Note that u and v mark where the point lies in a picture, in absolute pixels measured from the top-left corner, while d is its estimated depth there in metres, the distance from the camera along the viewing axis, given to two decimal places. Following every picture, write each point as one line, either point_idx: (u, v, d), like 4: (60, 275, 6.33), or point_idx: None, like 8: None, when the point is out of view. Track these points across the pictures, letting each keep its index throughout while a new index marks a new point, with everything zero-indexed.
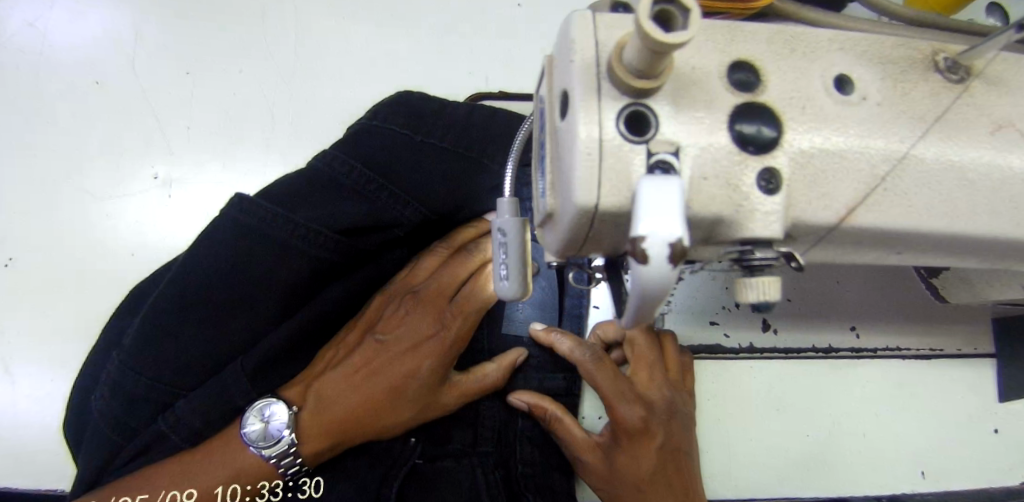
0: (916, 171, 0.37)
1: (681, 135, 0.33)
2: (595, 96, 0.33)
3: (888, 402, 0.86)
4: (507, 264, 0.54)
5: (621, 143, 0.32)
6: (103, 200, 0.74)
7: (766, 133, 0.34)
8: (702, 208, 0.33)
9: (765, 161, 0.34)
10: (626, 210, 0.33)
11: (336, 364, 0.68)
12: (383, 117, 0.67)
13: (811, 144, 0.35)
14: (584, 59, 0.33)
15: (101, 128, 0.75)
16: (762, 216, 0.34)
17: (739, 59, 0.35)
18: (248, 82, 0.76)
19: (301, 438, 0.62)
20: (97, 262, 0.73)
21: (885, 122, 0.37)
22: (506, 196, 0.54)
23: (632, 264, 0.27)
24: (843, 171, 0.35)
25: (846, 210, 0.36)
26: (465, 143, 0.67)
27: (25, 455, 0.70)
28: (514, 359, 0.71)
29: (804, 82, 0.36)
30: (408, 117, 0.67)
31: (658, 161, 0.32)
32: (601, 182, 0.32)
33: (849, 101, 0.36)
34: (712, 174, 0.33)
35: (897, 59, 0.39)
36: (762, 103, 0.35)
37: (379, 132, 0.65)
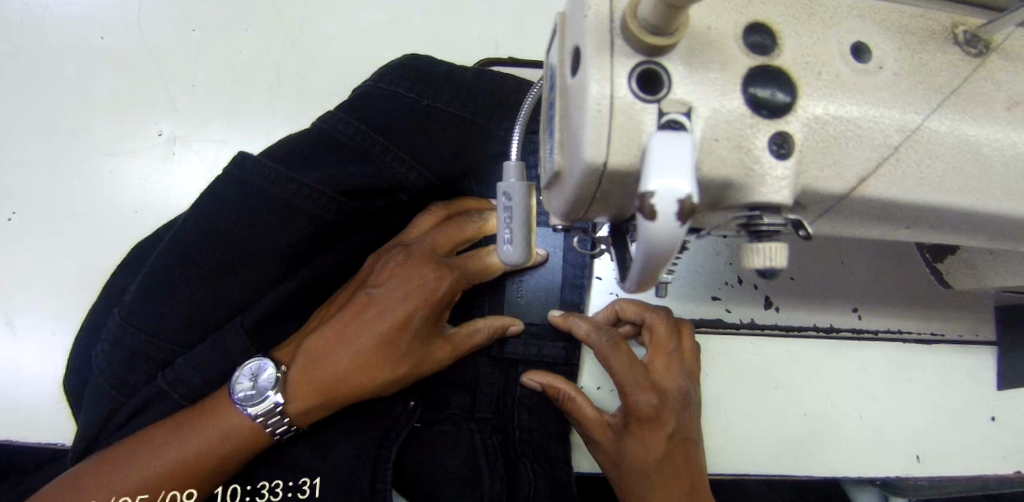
0: (929, 143, 0.36)
1: (694, 96, 0.33)
2: (607, 53, 0.32)
3: (885, 385, 0.86)
4: (511, 229, 0.54)
5: (632, 101, 0.32)
6: (108, 157, 0.74)
7: (780, 98, 0.34)
8: (713, 170, 0.33)
9: (777, 126, 0.34)
10: (634, 169, 0.32)
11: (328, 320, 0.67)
12: (387, 81, 0.66)
13: (826, 110, 0.34)
14: (598, 16, 0.33)
15: (106, 84, 0.74)
16: (773, 181, 0.33)
17: (754, 21, 0.35)
18: (255, 41, 0.75)
19: (288, 396, 0.62)
20: (102, 219, 0.73)
21: (901, 91, 0.36)
22: (512, 159, 0.54)
23: (640, 220, 0.27)
24: (856, 140, 0.35)
25: (856, 179, 0.35)
26: (467, 109, 0.67)
27: (31, 406, 0.71)
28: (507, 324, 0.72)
29: (821, 47, 0.35)
30: (413, 80, 0.67)
31: (669, 121, 0.32)
32: (609, 139, 0.32)
33: (867, 69, 0.36)
34: (724, 136, 0.33)
35: (919, 28, 0.38)
36: (776, 66, 0.34)
37: (380, 95, 0.65)
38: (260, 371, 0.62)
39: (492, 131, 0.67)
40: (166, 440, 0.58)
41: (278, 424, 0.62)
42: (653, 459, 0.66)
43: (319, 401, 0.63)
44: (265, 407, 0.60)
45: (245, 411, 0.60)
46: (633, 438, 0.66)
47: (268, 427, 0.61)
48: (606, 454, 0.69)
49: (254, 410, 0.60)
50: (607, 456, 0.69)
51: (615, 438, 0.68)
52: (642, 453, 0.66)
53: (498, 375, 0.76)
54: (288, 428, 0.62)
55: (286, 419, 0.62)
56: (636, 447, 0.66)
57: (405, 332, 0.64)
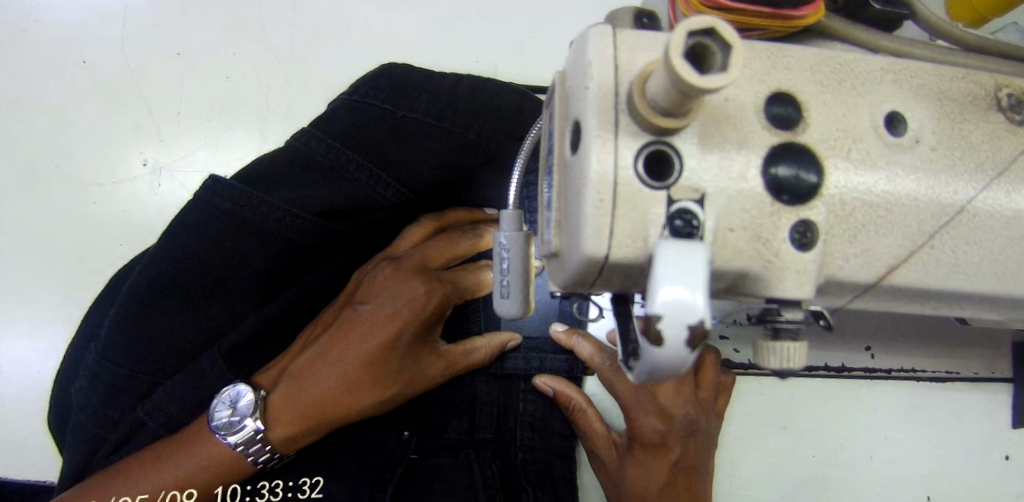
0: (968, 226, 0.33)
1: (708, 180, 0.29)
2: (611, 132, 0.28)
3: (899, 424, 0.83)
4: (507, 281, 0.50)
5: (638, 188, 0.28)
6: (90, 187, 0.70)
7: (805, 179, 0.30)
8: (727, 262, 0.30)
9: (801, 212, 0.30)
10: (640, 262, 0.29)
11: (313, 340, 0.61)
12: (363, 93, 0.60)
13: (855, 194, 0.31)
14: (601, 87, 0.29)
15: (87, 109, 0.71)
16: (795, 275, 0.30)
17: (777, 91, 0.31)
18: (243, 64, 0.71)
19: (269, 421, 0.56)
20: (85, 252, 0.70)
21: (938, 170, 0.32)
22: (509, 208, 0.50)
23: (643, 343, 0.24)
24: (887, 225, 0.31)
25: (887, 269, 0.32)
26: (447, 117, 0.59)
27: (13, 448, 0.68)
28: (504, 338, 0.69)
29: (851, 119, 0.32)
30: (390, 92, 0.60)
31: (679, 210, 0.29)
32: (612, 231, 0.28)
33: (901, 144, 0.32)
34: (741, 225, 0.29)
35: (957, 94, 0.34)
36: (801, 144, 0.30)
37: (353, 107, 0.58)
38: (240, 397, 0.55)
39: (484, 145, 0.60)
40: (136, 480, 0.53)
41: (260, 453, 0.55)
42: (655, 488, 0.64)
43: (304, 429, 0.56)
44: (246, 436, 0.54)
45: (225, 440, 0.53)
46: (637, 463, 0.64)
47: (250, 456, 0.55)
48: (606, 476, 0.67)
49: (235, 440, 0.54)
50: (608, 480, 0.66)
51: (619, 459, 0.65)
52: (643, 479, 0.64)
53: (497, 392, 0.72)
54: (271, 456, 0.56)
55: (269, 446, 0.55)
56: (638, 472, 0.64)
57: (394, 349, 0.58)
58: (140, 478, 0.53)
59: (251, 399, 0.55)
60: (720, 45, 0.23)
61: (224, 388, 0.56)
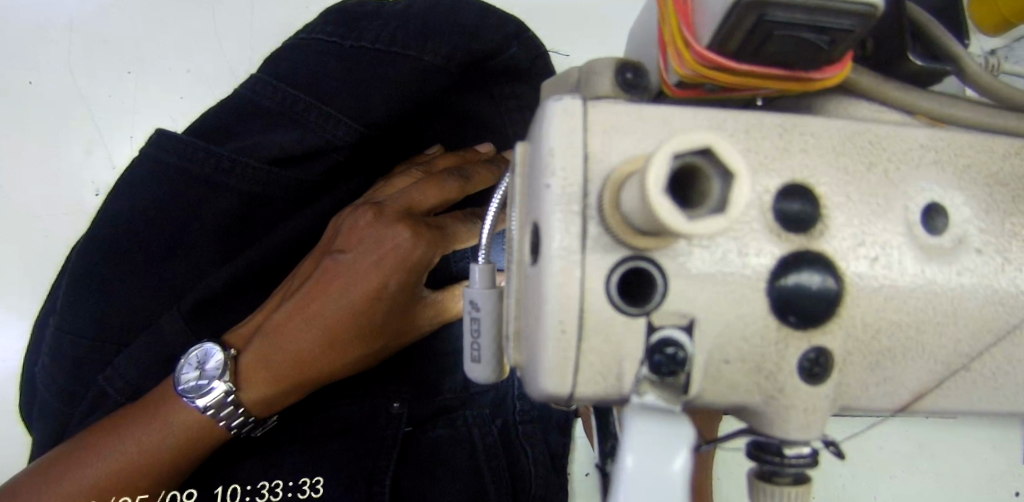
0: (1015, 344, 0.27)
1: (699, 303, 0.23)
2: (577, 247, 0.23)
3: (907, 462, 0.79)
4: (478, 344, 0.44)
5: (611, 317, 0.23)
6: (39, 214, 0.65)
7: (821, 294, 0.24)
8: (719, 398, 0.24)
9: (813, 337, 0.24)
10: (613, 401, 0.24)
11: (288, 291, 0.51)
12: (311, 28, 0.51)
13: (882, 312, 0.25)
14: (565, 187, 0.23)
15: (33, 131, 0.65)
16: (805, 413, 0.24)
17: (788, 183, 0.25)
18: (199, 77, 0.65)
19: (241, 382, 0.47)
20: (33, 287, 0.65)
21: (985, 276, 0.26)
22: (480, 261, 0.44)
23: None
24: (917, 348, 0.26)
25: (914, 397, 0.26)
26: (400, 43, 0.48)
27: None
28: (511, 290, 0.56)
29: (879, 219, 0.26)
30: (339, 21, 0.50)
31: (661, 341, 0.23)
32: (576, 367, 0.23)
33: (940, 246, 0.26)
34: (738, 355, 0.24)
35: (1009, 178, 0.28)
36: (815, 251, 0.25)
37: (301, 47, 0.50)
38: (207, 358, 0.47)
39: (445, 68, 0.48)
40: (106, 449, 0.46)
41: (233, 417, 0.47)
42: None
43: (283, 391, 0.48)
44: (217, 398, 0.46)
45: (192, 403, 0.46)
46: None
47: (221, 421, 0.47)
48: None
49: (204, 403, 0.46)
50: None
51: None
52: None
53: None
54: (245, 419, 0.48)
55: (241, 409, 0.47)
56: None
57: (380, 304, 0.48)
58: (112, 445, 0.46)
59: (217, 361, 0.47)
60: (718, 169, 0.17)
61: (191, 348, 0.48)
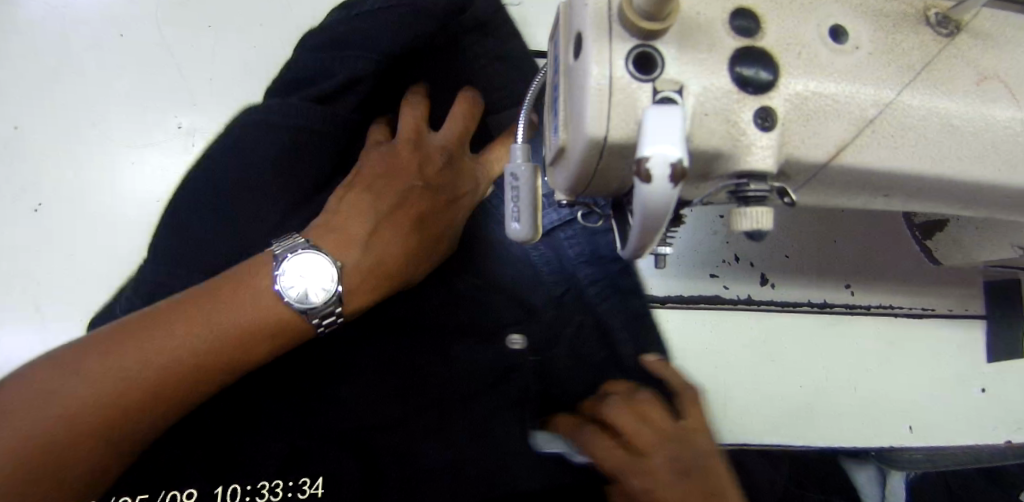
0: (902, 117, 0.39)
1: (685, 75, 0.36)
2: (606, 38, 0.35)
3: (881, 359, 0.91)
4: (518, 207, 0.57)
5: (629, 81, 0.35)
6: (129, 149, 0.77)
7: (763, 77, 0.37)
8: (703, 141, 0.37)
9: (762, 101, 0.37)
10: (633, 143, 0.36)
11: (366, 213, 0.61)
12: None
13: (807, 88, 0.38)
14: (597, 3, 0.36)
15: (127, 80, 0.78)
16: (759, 151, 0.37)
17: (740, 7, 0.38)
18: (268, 35, 0.79)
19: (348, 292, 0.58)
20: (127, 207, 0.77)
21: (876, 70, 0.39)
22: (518, 143, 0.57)
23: (637, 183, 0.31)
24: (832, 114, 0.38)
25: (835, 149, 0.39)
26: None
27: None
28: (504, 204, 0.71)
29: (801, 31, 0.39)
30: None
31: (663, 98, 0.35)
32: (609, 116, 0.35)
33: (843, 49, 0.39)
34: (713, 111, 0.36)
35: (891, 14, 0.41)
36: (759, 47, 0.37)
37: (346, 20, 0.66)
38: (315, 265, 0.57)
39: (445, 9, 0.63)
40: (198, 333, 0.52)
41: (330, 321, 0.57)
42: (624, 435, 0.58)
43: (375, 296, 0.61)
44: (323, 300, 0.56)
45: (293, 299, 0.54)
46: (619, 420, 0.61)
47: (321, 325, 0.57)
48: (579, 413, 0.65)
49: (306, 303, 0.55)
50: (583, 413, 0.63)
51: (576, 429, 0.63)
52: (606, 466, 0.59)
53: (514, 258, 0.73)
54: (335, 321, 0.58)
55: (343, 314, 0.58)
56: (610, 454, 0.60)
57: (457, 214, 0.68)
58: (192, 333, 0.52)
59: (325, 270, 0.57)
60: None
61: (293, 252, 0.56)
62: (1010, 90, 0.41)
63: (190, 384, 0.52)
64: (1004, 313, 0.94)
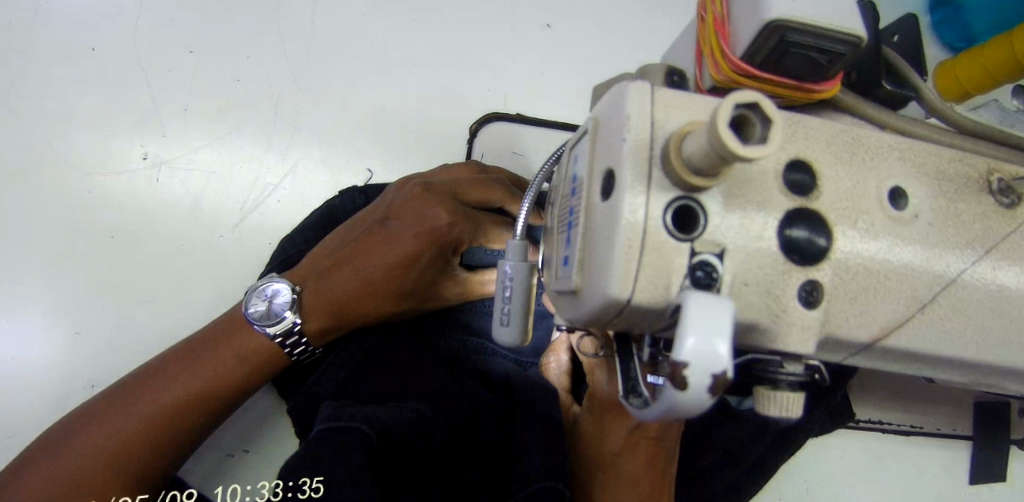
0: (956, 299, 0.35)
1: (730, 238, 0.31)
2: (644, 186, 0.30)
3: (866, 474, 0.87)
4: (509, 310, 0.51)
5: (666, 239, 0.30)
6: (84, 176, 0.68)
7: (815, 244, 0.32)
8: (739, 313, 0.31)
9: (809, 273, 0.32)
10: (660, 309, 0.31)
11: (351, 238, 0.59)
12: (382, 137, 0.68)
13: (860, 261, 0.33)
14: (637, 141, 0.31)
15: (92, 98, 0.69)
16: (801, 330, 0.32)
17: (794, 158, 0.33)
18: (255, 67, 0.71)
19: (303, 316, 0.57)
20: (73, 238, 0.67)
21: (934, 244, 0.35)
22: (517, 237, 0.51)
23: (668, 387, 0.26)
24: (885, 291, 0.34)
25: (881, 331, 0.34)
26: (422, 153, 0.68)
27: None
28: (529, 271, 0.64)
29: (860, 193, 0.34)
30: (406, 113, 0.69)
31: (701, 262, 0.31)
32: (637, 276, 0.30)
33: (902, 216, 0.35)
34: (755, 280, 0.31)
35: (952, 178, 0.37)
36: (812, 209, 0.33)
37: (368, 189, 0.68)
38: (276, 293, 0.57)
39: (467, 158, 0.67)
40: (181, 380, 0.55)
41: (297, 345, 0.57)
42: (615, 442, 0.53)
43: (335, 323, 0.58)
44: (285, 327, 0.56)
45: (263, 330, 0.56)
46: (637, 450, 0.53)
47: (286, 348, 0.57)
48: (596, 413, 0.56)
49: (273, 331, 0.56)
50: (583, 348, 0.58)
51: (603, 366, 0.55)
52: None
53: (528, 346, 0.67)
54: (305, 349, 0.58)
55: (303, 338, 0.57)
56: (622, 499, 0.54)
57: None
58: (176, 378, 0.55)
59: (285, 298, 0.57)
60: (761, 118, 0.26)
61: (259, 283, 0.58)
62: None
63: (151, 426, 0.54)
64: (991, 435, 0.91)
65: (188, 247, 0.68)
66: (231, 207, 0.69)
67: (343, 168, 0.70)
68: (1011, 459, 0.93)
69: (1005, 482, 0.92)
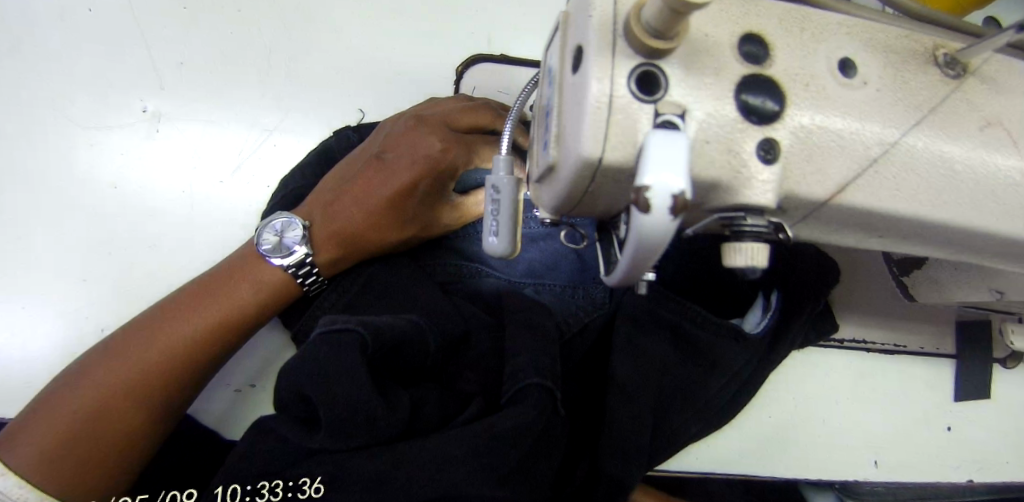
0: (906, 159, 0.38)
1: (690, 100, 0.34)
2: (608, 54, 0.33)
3: (854, 393, 0.91)
4: (498, 221, 0.54)
5: (630, 101, 0.33)
6: (88, 130, 0.71)
7: (769, 107, 0.35)
8: (702, 170, 0.35)
9: (765, 132, 0.35)
10: (629, 166, 0.34)
11: (351, 173, 0.62)
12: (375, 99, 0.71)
13: (813, 121, 0.36)
14: (601, 16, 0.34)
15: (89, 56, 0.72)
16: (759, 184, 0.35)
17: (748, 31, 0.36)
18: (247, 22, 0.73)
19: (313, 248, 0.60)
20: (80, 190, 0.70)
21: (882, 108, 0.38)
22: (502, 154, 0.55)
23: (634, 213, 0.28)
24: (837, 150, 0.37)
25: (836, 188, 0.37)
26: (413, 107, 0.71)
27: None
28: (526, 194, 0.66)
29: (811, 61, 0.37)
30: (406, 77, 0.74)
31: (664, 122, 0.33)
32: (606, 136, 0.33)
33: (851, 84, 0.38)
34: (715, 139, 0.34)
35: (899, 51, 0.40)
36: (767, 76, 0.36)
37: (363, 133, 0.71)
38: (286, 228, 0.61)
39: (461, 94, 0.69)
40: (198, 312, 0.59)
41: (309, 276, 0.61)
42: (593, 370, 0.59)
43: (344, 254, 0.61)
44: (297, 259, 0.60)
45: (274, 262, 0.60)
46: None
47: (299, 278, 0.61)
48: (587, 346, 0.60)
49: (286, 263, 0.60)
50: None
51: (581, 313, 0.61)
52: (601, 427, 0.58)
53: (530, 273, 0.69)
54: (317, 280, 0.62)
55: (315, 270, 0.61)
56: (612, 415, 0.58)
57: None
58: (193, 310, 0.58)
59: (295, 232, 0.61)
60: None
61: (270, 218, 0.62)
62: (1014, 138, 0.41)
63: (176, 355, 0.57)
64: (975, 353, 0.95)
65: (191, 194, 0.71)
66: (229, 154, 0.72)
67: (337, 114, 0.73)
68: (994, 376, 0.97)
69: (989, 399, 0.96)
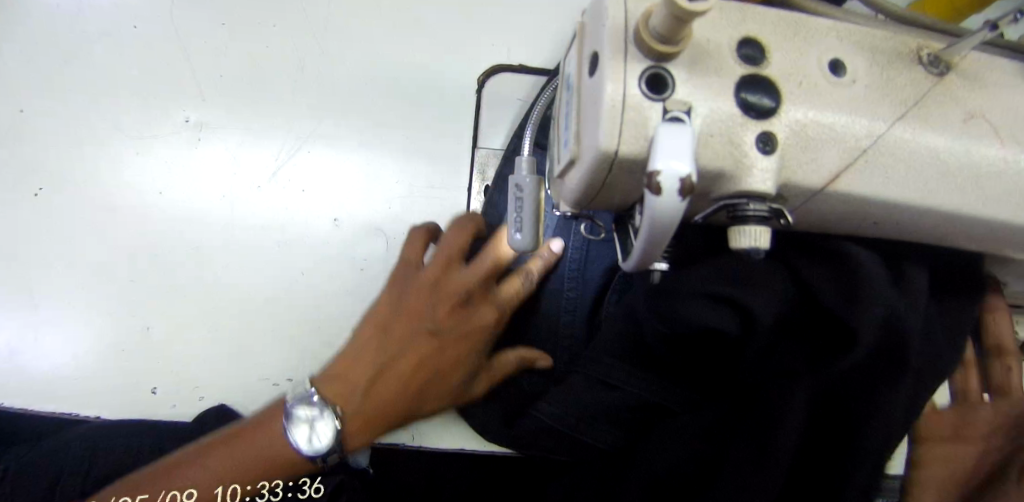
0: (893, 150, 0.42)
1: (694, 98, 0.38)
2: (621, 58, 0.37)
3: None
4: (521, 217, 0.59)
5: (641, 99, 0.37)
6: (136, 140, 0.76)
7: (766, 103, 0.39)
8: (707, 161, 0.38)
9: (763, 126, 0.39)
10: (640, 158, 0.38)
11: (392, 351, 0.62)
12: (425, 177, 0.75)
13: (807, 116, 0.40)
14: (614, 24, 0.38)
15: (138, 72, 0.77)
16: (759, 173, 0.39)
17: (746, 36, 0.40)
18: (281, 39, 0.79)
19: (347, 435, 0.61)
20: (128, 195, 0.76)
21: (870, 104, 0.42)
22: (524, 155, 0.59)
23: (648, 196, 0.32)
24: (829, 141, 0.41)
25: (830, 176, 0.41)
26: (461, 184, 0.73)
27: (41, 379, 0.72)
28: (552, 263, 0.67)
29: (803, 63, 0.41)
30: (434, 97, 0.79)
31: (673, 118, 0.37)
32: (620, 132, 0.37)
33: (841, 82, 0.41)
34: (718, 132, 0.38)
35: (886, 52, 0.44)
36: (764, 76, 0.40)
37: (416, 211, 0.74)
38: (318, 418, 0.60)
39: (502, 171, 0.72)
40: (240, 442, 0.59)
41: (330, 452, 0.60)
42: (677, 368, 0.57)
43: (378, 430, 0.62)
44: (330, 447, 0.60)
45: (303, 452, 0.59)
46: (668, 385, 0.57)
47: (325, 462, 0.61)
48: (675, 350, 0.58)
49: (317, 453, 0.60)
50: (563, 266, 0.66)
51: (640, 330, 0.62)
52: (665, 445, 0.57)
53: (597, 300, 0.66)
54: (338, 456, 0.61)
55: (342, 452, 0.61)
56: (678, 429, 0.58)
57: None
58: (229, 450, 0.59)
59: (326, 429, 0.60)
60: None
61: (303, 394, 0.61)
62: (996, 130, 0.44)
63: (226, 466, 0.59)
64: None
65: (229, 199, 0.76)
66: (265, 161, 0.77)
67: (364, 123, 0.78)
68: None
69: None
